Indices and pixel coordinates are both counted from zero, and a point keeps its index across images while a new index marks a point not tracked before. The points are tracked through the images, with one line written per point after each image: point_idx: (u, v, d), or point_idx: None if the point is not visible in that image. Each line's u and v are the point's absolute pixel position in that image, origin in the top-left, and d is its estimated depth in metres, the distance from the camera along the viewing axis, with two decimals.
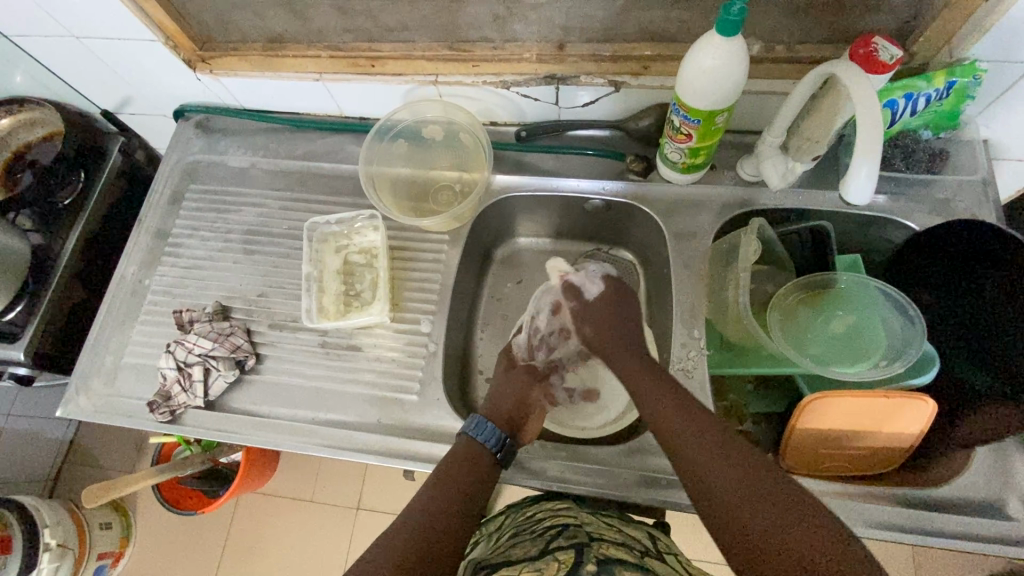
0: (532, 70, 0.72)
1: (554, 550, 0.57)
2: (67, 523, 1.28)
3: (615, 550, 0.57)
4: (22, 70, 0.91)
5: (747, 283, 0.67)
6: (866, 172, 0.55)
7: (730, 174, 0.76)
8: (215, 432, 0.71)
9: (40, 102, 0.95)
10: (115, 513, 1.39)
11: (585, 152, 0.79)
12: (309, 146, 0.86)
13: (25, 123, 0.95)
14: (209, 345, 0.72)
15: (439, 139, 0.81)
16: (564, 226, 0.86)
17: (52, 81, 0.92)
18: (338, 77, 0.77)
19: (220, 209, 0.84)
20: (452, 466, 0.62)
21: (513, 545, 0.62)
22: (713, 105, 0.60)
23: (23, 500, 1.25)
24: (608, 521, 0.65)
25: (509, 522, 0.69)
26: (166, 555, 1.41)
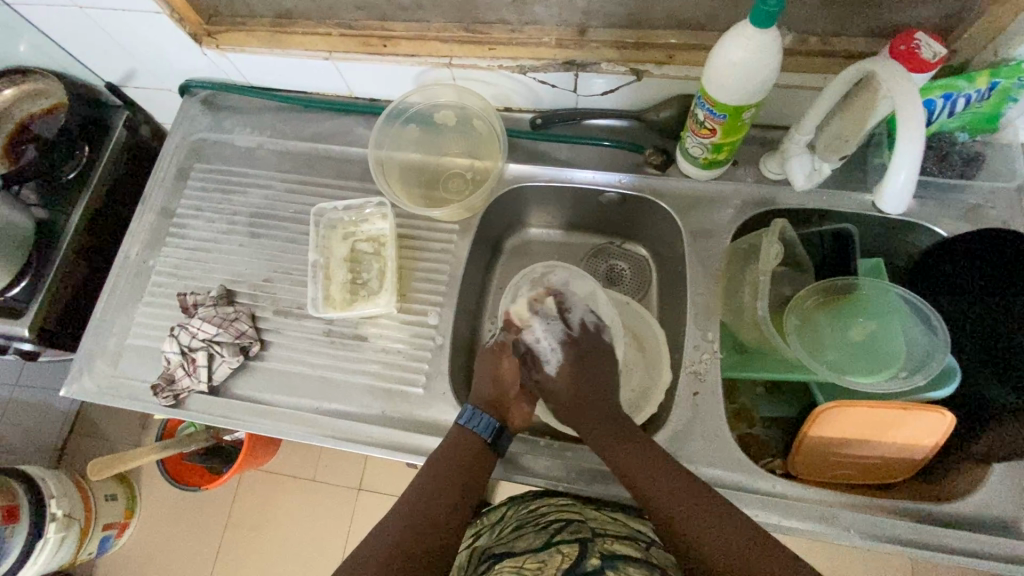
0: (550, 55, 0.69)
1: (557, 543, 0.59)
2: (73, 494, 1.29)
3: (619, 545, 0.58)
4: (23, 40, 0.89)
5: (765, 289, 0.65)
6: (903, 178, 0.53)
7: (753, 171, 0.73)
8: (218, 418, 0.70)
9: (42, 74, 0.93)
10: (119, 485, 1.41)
11: (601, 143, 0.76)
12: (317, 127, 0.84)
13: (29, 95, 0.96)
14: (214, 330, 0.71)
15: (452, 124, 0.78)
16: (576, 218, 0.84)
17: (53, 51, 0.89)
18: (348, 57, 0.74)
19: (226, 190, 0.82)
20: (448, 455, 0.63)
21: (516, 536, 0.63)
22: (740, 101, 0.58)
23: (30, 470, 1.26)
24: (611, 513, 0.65)
25: (512, 512, 0.70)
26: (170, 527, 1.44)
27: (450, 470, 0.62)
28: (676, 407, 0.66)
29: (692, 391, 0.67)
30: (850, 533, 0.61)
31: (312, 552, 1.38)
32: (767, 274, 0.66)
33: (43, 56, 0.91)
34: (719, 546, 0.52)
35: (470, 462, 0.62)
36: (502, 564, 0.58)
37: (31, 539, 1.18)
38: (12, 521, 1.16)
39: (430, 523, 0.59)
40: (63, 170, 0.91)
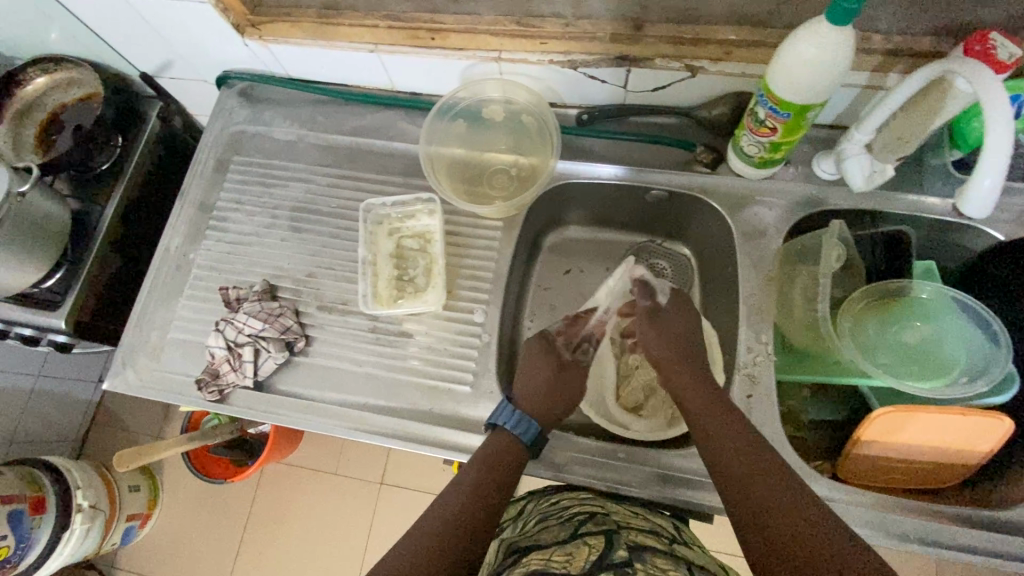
0: (604, 50, 0.67)
1: (583, 535, 0.57)
2: (98, 485, 1.29)
3: (644, 537, 0.58)
4: (59, 28, 0.88)
5: (828, 292, 0.63)
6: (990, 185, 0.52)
7: (804, 171, 0.72)
8: (262, 414, 0.70)
9: (76, 63, 0.92)
10: (142, 476, 1.41)
11: (639, 139, 0.76)
12: (359, 121, 0.83)
13: (61, 84, 0.94)
14: (260, 326, 0.70)
15: (500, 120, 0.77)
16: (618, 216, 0.84)
17: (89, 39, 0.88)
18: (395, 50, 0.73)
19: (266, 183, 0.81)
20: (486, 461, 0.61)
21: (541, 529, 0.62)
22: (806, 99, 0.57)
23: (56, 461, 1.26)
24: (633, 508, 0.65)
25: (533, 507, 0.69)
26: (191, 518, 1.44)
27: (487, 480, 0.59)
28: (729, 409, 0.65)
29: (745, 393, 0.66)
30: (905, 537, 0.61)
31: (333, 545, 1.39)
32: (827, 276, 0.65)
33: (80, 45, 0.90)
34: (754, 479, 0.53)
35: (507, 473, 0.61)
36: (527, 556, 0.56)
37: (58, 530, 1.18)
38: (39, 511, 1.16)
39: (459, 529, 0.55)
40: (98, 161, 0.90)
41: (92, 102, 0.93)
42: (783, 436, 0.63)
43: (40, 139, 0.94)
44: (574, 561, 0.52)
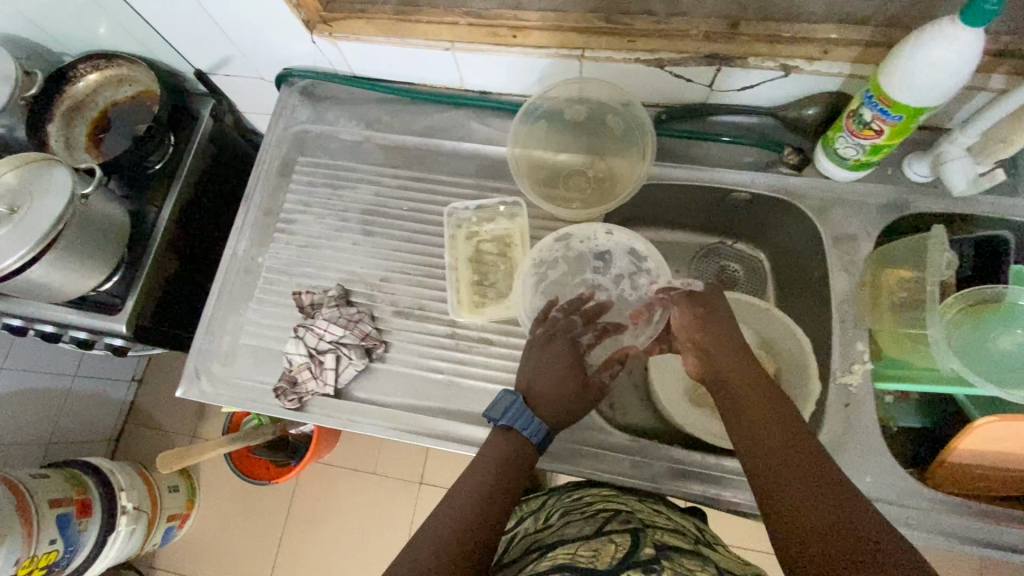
0: (695, 49, 0.65)
1: (609, 532, 0.56)
2: (141, 487, 1.28)
3: (671, 537, 0.56)
4: (112, 23, 0.85)
5: (936, 301, 0.61)
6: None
7: (893, 173, 0.71)
8: (344, 422, 0.68)
9: (128, 59, 0.90)
10: (181, 477, 1.40)
11: (719, 139, 0.74)
12: (427, 121, 0.81)
13: (112, 82, 0.92)
14: (340, 332, 0.69)
15: (581, 121, 0.76)
16: (691, 218, 0.82)
17: (144, 36, 0.85)
18: (471, 47, 0.71)
19: (334, 185, 0.79)
20: (511, 447, 0.60)
21: (566, 525, 0.61)
22: (926, 103, 0.55)
23: (99, 462, 1.25)
24: (656, 507, 0.65)
25: (556, 504, 0.70)
26: (230, 518, 1.43)
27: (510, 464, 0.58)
28: (826, 417, 0.64)
29: (842, 401, 0.65)
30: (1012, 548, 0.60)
31: (373, 544, 1.38)
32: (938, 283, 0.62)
33: (134, 41, 0.87)
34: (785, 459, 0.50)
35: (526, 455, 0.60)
36: (552, 552, 0.55)
37: (104, 532, 1.18)
38: (86, 515, 1.15)
39: (481, 509, 0.54)
40: (151, 161, 0.87)
41: (145, 100, 0.92)
42: (882, 445, 0.62)
43: (92, 138, 0.92)
44: (600, 556, 0.51)
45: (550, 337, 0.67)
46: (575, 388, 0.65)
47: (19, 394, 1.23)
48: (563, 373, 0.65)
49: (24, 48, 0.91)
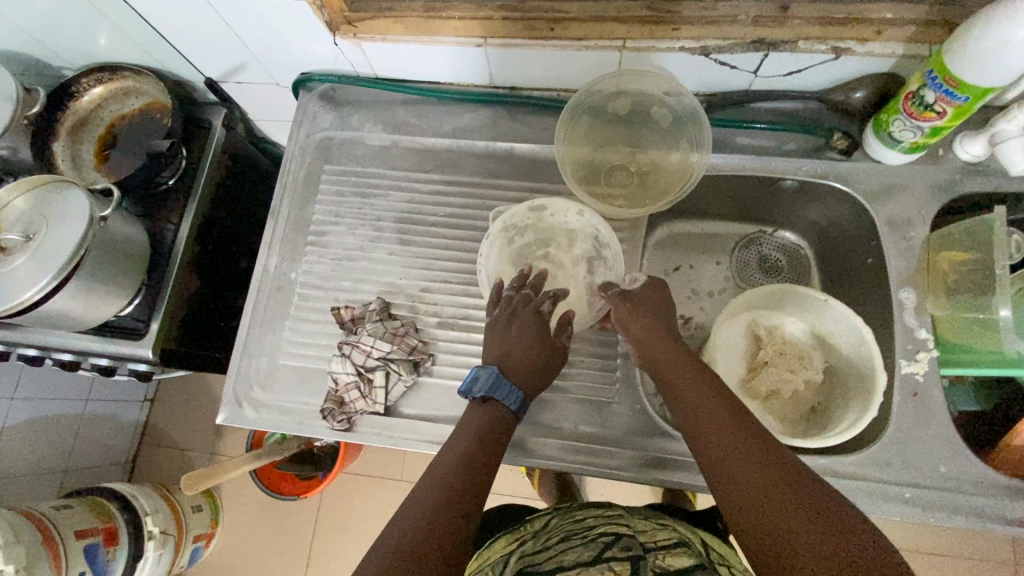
0: (742, 34, 0.62)
1: (609, 559, 0.54)
2: (165, 510, 1.25)
3: (677, 557, 0.55)
4: (115, 32, 0.80)
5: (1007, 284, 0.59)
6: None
7: (944, 155, 0.69)
8: (397, 441, 0.66)
9: (135, 70, 0.86)
10: (204, 496, 1.36)
11: (757, 126, 0.72)
12: (457, 121, 0.78)
13: (118, 94, 0.88)
14: (388, 347, 0.66)
15: (622, 114, 0.73)
16: (732, 208, 0.80)
17: (151, 45, 0.81)
18: (505, 43, 0.68)
19: (364, 193, 0.76)
20: (489, 431, 0.57)
21: (566, 548, 0.59)
22: (992, 82, 0.54)
23: (120, 488, 1.22)
24: (657, 526, 0.63)
25: (555, 522, 0.67)
26: (256, 534, 1.40)
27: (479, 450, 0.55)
28: (894, 408, 0.63)
29: (909, 391, 0.63)
30: None
31: None
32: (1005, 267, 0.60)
33: (140, 52, 0.83)
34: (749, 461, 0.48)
35: (494, 437, 0.57)
36: None
37: (132, 561, 1.15)
38: (112, 544, 1.12)
39: (456, 495, 0.50)
40: (164, 176, 0.83)
41: (154, 112, 0.88)
42: (954, 434, 0.61)
43: (99, 154, 0.88)
44: None
45: (511, 315, 0.65)
46: (542, 355, 0.63)
47: (32, 423, 1.19)
48: (528, 345, 0.63)
49: (20, 63, 0.86)
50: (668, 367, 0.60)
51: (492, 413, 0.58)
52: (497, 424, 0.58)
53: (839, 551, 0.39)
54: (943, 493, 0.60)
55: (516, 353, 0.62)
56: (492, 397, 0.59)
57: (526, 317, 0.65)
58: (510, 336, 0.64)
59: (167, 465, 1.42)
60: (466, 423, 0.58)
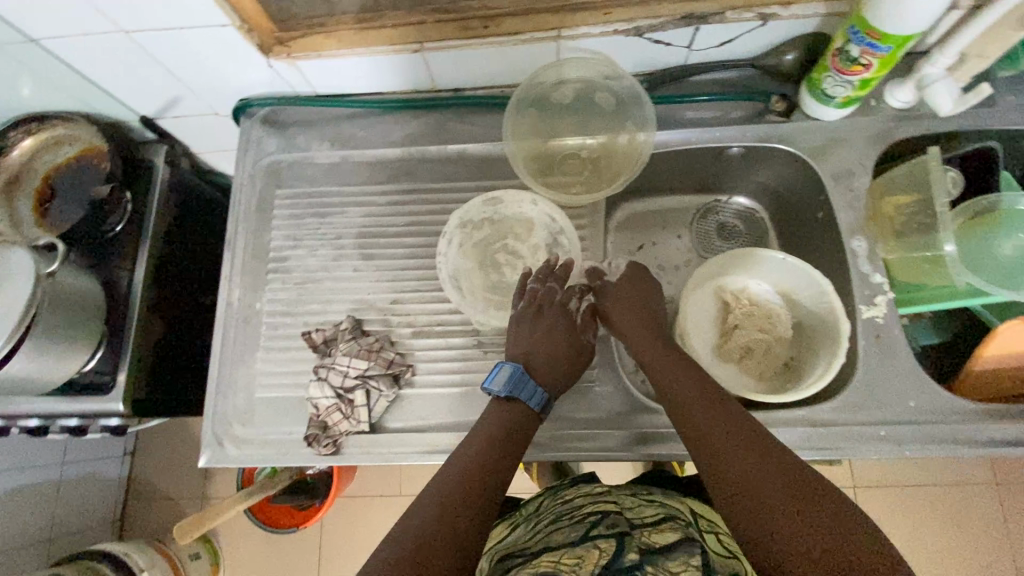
0: (671, 11, 0.64)
1: (595, 538, 0.56)
2: (162, 563, 1.21)
3: (660, 534, 0.56)
4: (40, 81, 0.78)
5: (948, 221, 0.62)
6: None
7: (876, 104, 0.72)
8: (386, 457, 0.65)
9: (66, 117, 0.83)
10: (201, 543, 1.33)
11: (701, 99, 0.73)
12: (405, 129, 0.77)
13: (51, 143, 0.84)
14: (364, 365, 0.66)
15: (569, 102, 0.73)
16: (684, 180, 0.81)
17: (79, 89, 0.78)
18: (443, 46, 0.68)
19: (320, 213, 0.76)
20: (504, 429, 0.60)
21: (554, 528, 0.61)
22: (912, 30, 0.55)
23: (112, 548, 1.18)
24: (644, 498, 0.65)
25: (548, 504, 0.69)
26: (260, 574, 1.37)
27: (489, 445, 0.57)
28: (860, 353, 0.65)
29: (872, 334, 0.66)
30: None
31: None
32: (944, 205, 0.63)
33: (70, 97, 0.81)
34: (745, 460, 0.50)
35: (506, 434, 0.59)
36: (538, 559, 0.55)
37: None
38: None
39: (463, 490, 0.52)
40: (111, 223, 0.81)
41: (91, 157, 0.85)
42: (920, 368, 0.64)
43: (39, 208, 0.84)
44: (584, 565, 0.51)
45: (538, 311, 0.69)
46: (570, 350, 0.67)
47: (8, 496, 1.14)
48: (557, 341, 0.67)
49: None
50: (664, 375, 0.62)
51: (522, 412, 0.61)
52: (513, 420, 0.61)
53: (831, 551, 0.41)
54: (914, 426, 0.63)
55: (541, 351, 0.66)
56: (521, 398, 0.62)
57: (551, 313, 0.69)
58: (535, 333, 0.67)
59: (159, 518, 1.38)
60: (486, 416, 0.61)
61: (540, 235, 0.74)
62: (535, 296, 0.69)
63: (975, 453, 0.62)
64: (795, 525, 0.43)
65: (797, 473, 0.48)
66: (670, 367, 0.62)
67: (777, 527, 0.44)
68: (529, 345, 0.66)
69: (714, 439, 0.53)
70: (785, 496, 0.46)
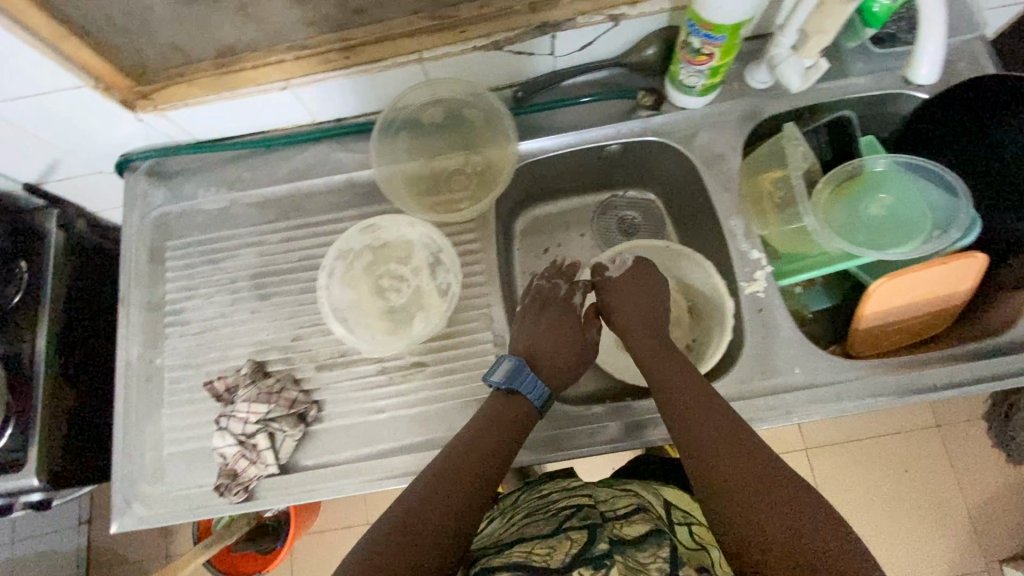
0: (523, 22, 0.65)
1: (567, 529, 0.57)
2: None
3: (630, 525, 0.56)
4: None
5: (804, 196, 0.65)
6: (934, 51, 0.67)
7: (739, 87, 0.75)
8: (299, 496, 0.65)
9: None
10: None
11: (582, 100, 0.75)
12: (290, 165, 0.77)
13: None
14: (266, 408, 0.65)
15: (441, 122, 0.77)
16: (577, 181, 0.83)
17: None
18: (308, 80, 0.68)
19: (213, 260, 0.75)
20: (501, 423, 0.62)
21: (529, 522, 0.62)
22: (738, 18, 0.58)
23: None
24: (621, 489, 0.66)
25: (525, 498, 0.70)
26: None
27: (484, 445, 0.60)
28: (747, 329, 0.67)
29: (755, 308, 0.68)
30: (933, 390, 0.64)
31: None
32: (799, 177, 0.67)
33: None
34: (734, 462, 0.53)
35: (505, 429, 0.62)
36: (512, 549, 0.56)
37: None
38: None
39: (459, 500, 0.55)
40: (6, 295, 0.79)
41: None
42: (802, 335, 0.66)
43: None
44: (554, 555, 0.53)
45: (543, 306, 0.73)
46: (571, 348, 0.71)
47: None
48: (563, 335, 0.71)
49: None
50: (659, 373, 0.65)
51: (522, 408, 0.64)
52: (509, 411, 0.63)
53: (807, 551, 0.45)
54: (806, 392, 0.65)
55: (544, 347, 0.69)
56: (523, 392, 0.64)
57: (554, 309, 0.72)
58: (539, 328, 0.70)
59: None
60: (486, 407, 0.64)
61: (424, 256, 0.76)
62: (538, 294, 0.73)
63: (872, 408, 0.64)
64: (777, 524, 0.48)
65: (779, 476, 0.52)
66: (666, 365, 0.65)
67: (761, 528, 0.48)
68: (533, 340, 0.70)
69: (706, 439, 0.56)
70: (766, 502, 0.50)
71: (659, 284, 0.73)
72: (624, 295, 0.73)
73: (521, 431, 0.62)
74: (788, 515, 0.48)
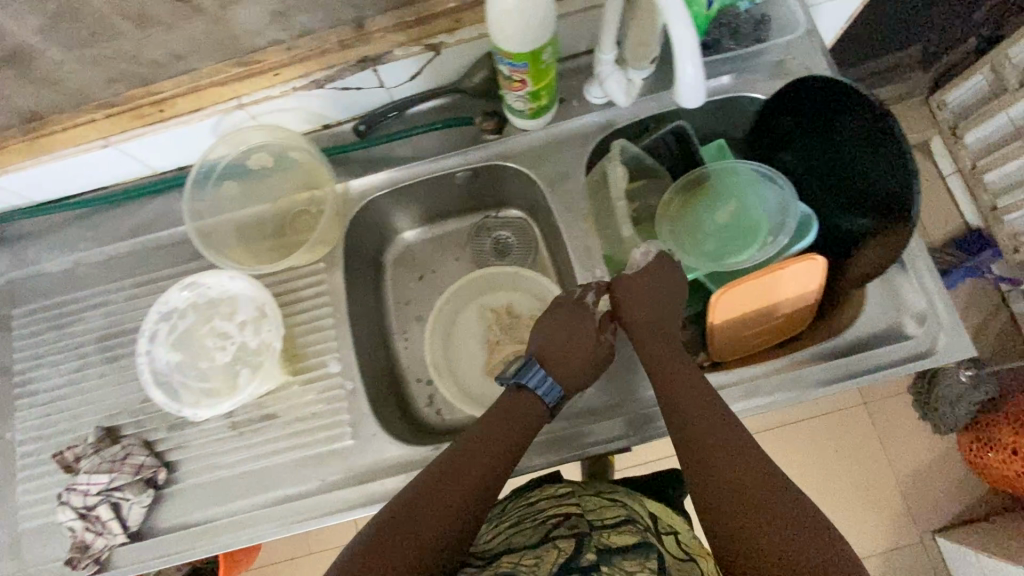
0: (338, 60, 0.65)
1: (553, 537, 0.55)
2: None
3: (620, 534, 0.55)
4: None
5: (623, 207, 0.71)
6: (692, 70, 0.53)
7: (580, 102, 0.75)
8: (152, 560, 0.64)
9: None
10: None
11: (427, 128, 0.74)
12: (137, 218, 0.76)
13: None
14: (107, 479, 0.63)
15: (270, 165, 0.74)
16: (437, 210, 0.82)
17: None
18: (129, 135, 0.67)
19: (61, 323, 0.74)
20: (508, 426, 0.62)
21: (514, 530, 0.59)
22: (533, 45, 0.57)
23: None
24: (614, 497, 0.64)
25: (511, 506, 0.66)
26: None
27: (486, 445, 0.60)
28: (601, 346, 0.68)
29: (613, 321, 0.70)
30: (776, 395, 0.65)
31: None
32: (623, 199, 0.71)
33: None
34: (731, 461, 0.54)
35: (509, 432, 0.61)
36: (502, 559, 0.54)
37: None
38: None
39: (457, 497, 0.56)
40: None
41: None
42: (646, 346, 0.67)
43: None
44: (542, 563, 0.51)
45: (560, 306, 0.70)
46: (591, 357, 0.67)
47: None
48: (577, 340, 0.68)
49: None
50: (657, 365, 0.64)
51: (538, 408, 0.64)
52: (517, 410, 0.63)
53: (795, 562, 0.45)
54: None
55: (556, 351, 0.67)
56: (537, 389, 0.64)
57: (569, 308, 0.69)
58: (563, 327, 0.68)
59: None
60: (500, 406, 0.64)
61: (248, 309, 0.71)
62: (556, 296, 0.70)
63: (742, 412, 0.65)
64: (767, 533, 0.47)
65: (775, 482, 0.52)
66: (663, 355, 0.65)
67: (748, 538, 0.48)
68: (547, 341, 0.68)
69: (699, 435, 0.57)
70: (755, 510, 0.49)
71: (682, 282, 0.69)
72: (634, 289, 0.68)
73: (529, 431, 0.62)
74: (776, 523, 0.48)
